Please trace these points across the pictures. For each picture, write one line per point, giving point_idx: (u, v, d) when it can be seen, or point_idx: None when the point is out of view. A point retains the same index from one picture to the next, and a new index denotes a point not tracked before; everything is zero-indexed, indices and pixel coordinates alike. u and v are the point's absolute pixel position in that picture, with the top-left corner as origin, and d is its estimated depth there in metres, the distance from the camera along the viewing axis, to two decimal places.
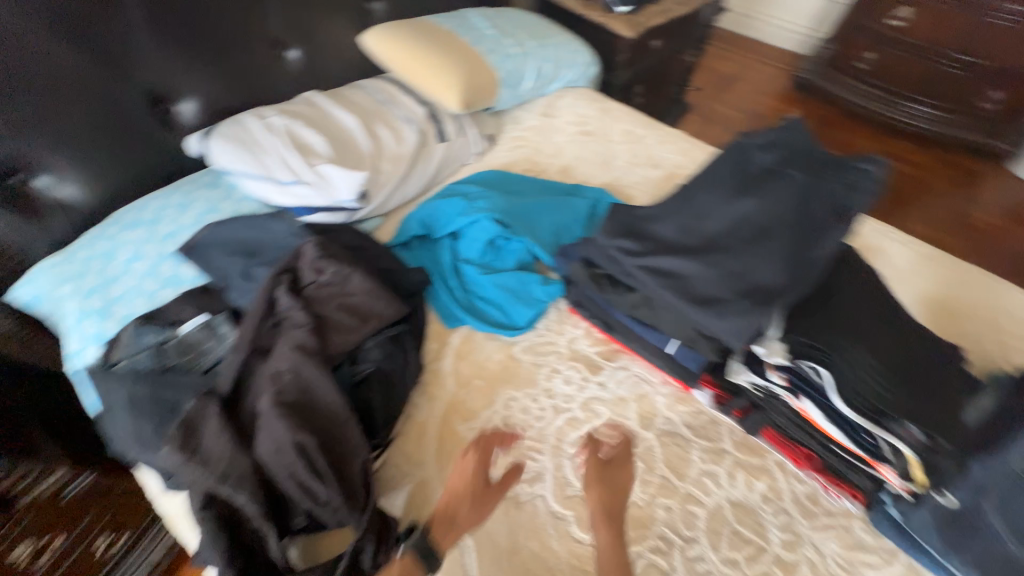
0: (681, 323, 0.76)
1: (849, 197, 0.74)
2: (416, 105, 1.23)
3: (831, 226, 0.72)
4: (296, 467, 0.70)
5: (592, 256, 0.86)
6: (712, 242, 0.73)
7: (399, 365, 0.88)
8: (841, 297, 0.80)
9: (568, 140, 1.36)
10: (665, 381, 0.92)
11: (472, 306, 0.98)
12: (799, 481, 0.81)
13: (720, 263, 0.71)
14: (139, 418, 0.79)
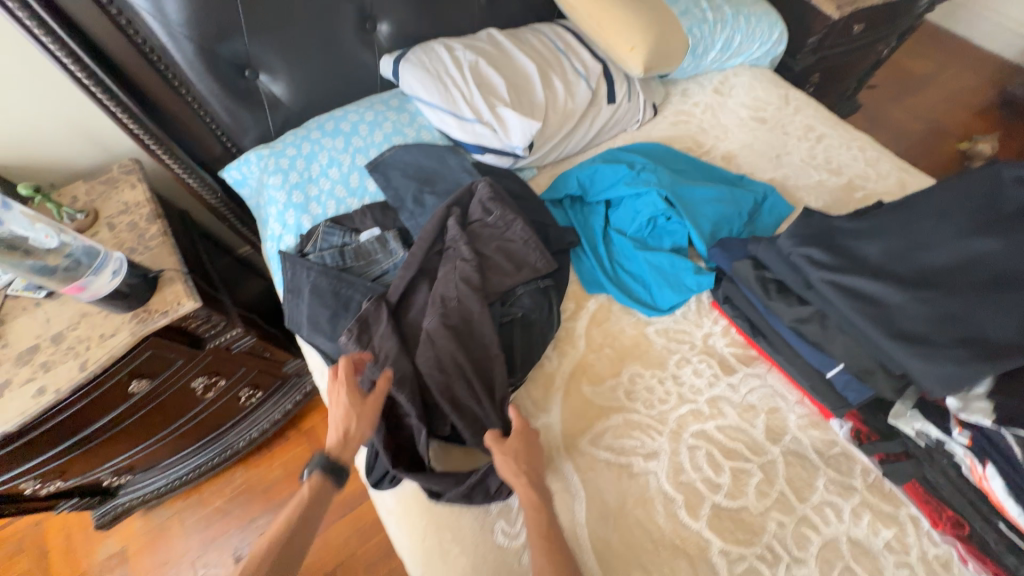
0: (858, 351, 0.71)
1: None
2: (592, 59, 1.18)
3: None
4: (455, 384, 0.79)
5: (764, 258, 0.82)
6: (930, 277, 0.67)
7: (540, 315, 0.93)
8: None
9: (739, 124, 1.26)
10: (801, 401, 0.88)
11: (615, 276, 0.99)
12: (933, 542, 0.76)
13: (934, 301, 0.65)
14: (320, 305, 0.91)
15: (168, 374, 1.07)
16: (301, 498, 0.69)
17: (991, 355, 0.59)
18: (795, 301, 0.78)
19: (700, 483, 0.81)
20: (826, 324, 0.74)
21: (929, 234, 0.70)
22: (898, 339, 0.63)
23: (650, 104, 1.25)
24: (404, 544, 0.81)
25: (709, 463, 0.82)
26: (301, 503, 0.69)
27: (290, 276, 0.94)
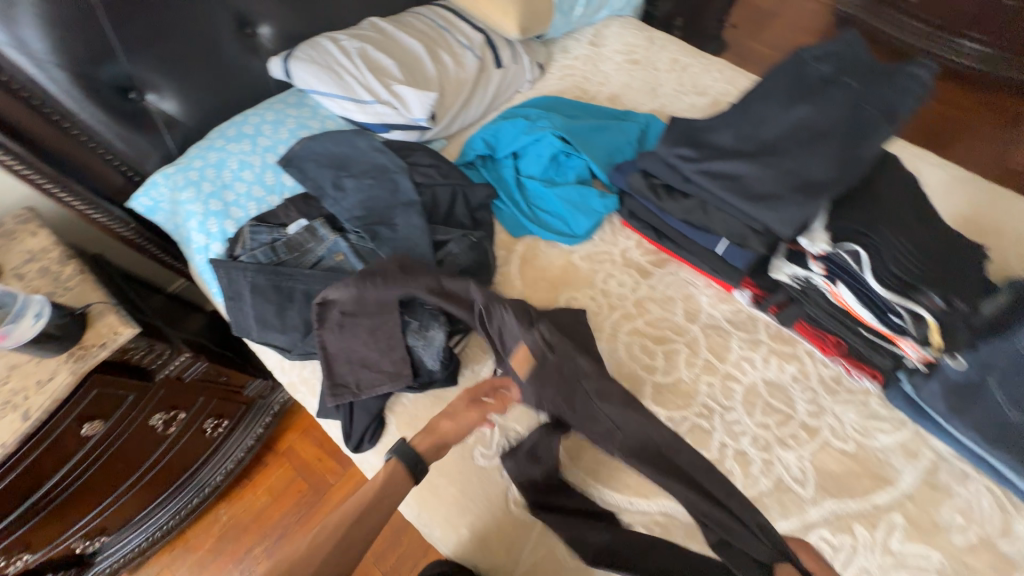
0: (734, 222, 0.85)
1: (901, 103, 0.81)
2: (473, 30, 1.27)
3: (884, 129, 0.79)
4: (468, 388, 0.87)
5: (650, 168, 0.94)
6: (771, 145, 0.81)
7: (475, 266, 1.00)
8: (890, 187, 0.83)
9: (617, 69, 1.40)
10: (709, 285, 1.03)
11: (537, 217, 1.09)
12: (825, 366, 0.93)
13: (776, 162, 0.79)
14: (263, 300, 0.95)
15: (121, 413, 1.06)
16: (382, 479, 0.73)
17: (817, 194, 0.75)
18: (681, 197, 0.91)
19: (639, 370, 0.94)
20: (707, 209, 0.88)
21: (764, 113, 0.84)
22: (756, 202, 0.78)
23: (536, 64, 1.37)
24: None
25: (644, 353, 0.96)
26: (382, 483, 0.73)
27: (225, 281, 0.96)
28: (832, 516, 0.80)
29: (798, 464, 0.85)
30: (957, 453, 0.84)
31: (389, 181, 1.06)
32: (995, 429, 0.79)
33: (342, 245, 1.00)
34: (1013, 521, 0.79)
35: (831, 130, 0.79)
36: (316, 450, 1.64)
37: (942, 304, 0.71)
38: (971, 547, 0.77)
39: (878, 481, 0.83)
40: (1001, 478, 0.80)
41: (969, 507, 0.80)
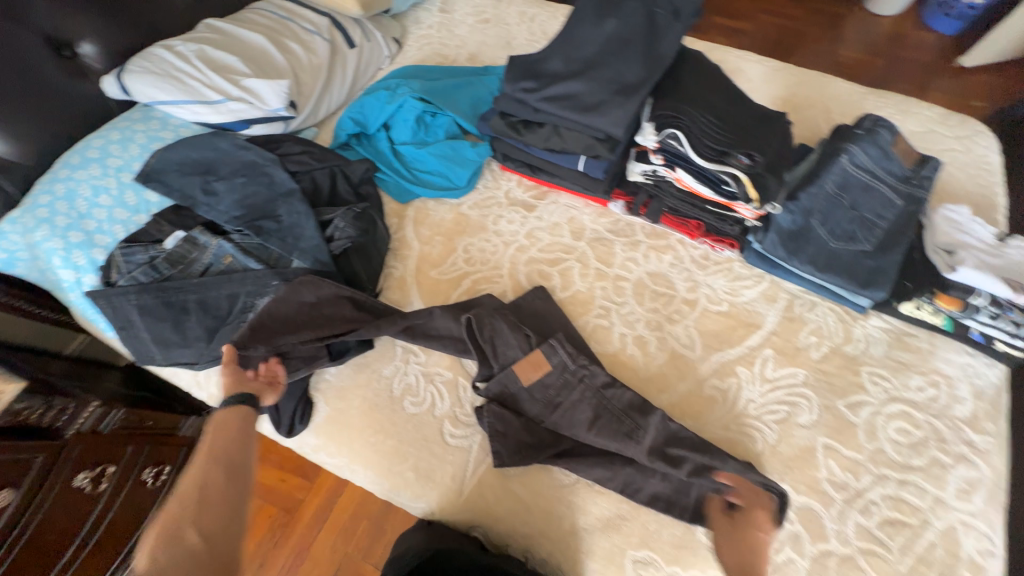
0: (583, 137, 0.94)
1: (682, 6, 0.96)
2: (317, 15, 1.28)
3: (672, 31, 0.93)
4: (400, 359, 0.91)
5: (505, 107, 1.02)
6: (592, 63, 0.92)
7: (368, 237, 1.03)
8: (695, 71, 0.95)
9: (471, 31, 1.46)
10: (588, 205, 1.13)
11: (420, 180, 1.15)
12: (694, 248, 1.07)
13: (597, 77, 0.91)
14: (156, 320, 0.93)
15: (35, 477, 0.97)
16: (217, 425, 0.76)
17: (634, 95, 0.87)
18: (537, 128, 0.99)
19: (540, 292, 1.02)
20: (559, 132, 0.97)
21: (582, 37, 0.95)
22: (591, 112, 0.89)
23: (391, 39, 1.39)
24: (341, 463, 0.91)
25: (542, 277, 1.04)
26: (222, 429, 0.75)
27: (108, 310, 0.92)
28: (719, 366, 0.94)
29: (686, 333, 0.98)
30: (804, 288, 1.01)
31: (263, 176, 1.06)
32: (823, 259, 0.96)
33: (227, 246, 0.99)
34: (852, 329, 0.96)
35: (631, 40, 0.93)
36: (276, 472, 1.45)
37: (747, 161, 0.87)
38: (825, 357, 0.94)
39: (750, 328, 0.98)
40: (837, 298, 0.98)
41: (819, 327, 0.97)
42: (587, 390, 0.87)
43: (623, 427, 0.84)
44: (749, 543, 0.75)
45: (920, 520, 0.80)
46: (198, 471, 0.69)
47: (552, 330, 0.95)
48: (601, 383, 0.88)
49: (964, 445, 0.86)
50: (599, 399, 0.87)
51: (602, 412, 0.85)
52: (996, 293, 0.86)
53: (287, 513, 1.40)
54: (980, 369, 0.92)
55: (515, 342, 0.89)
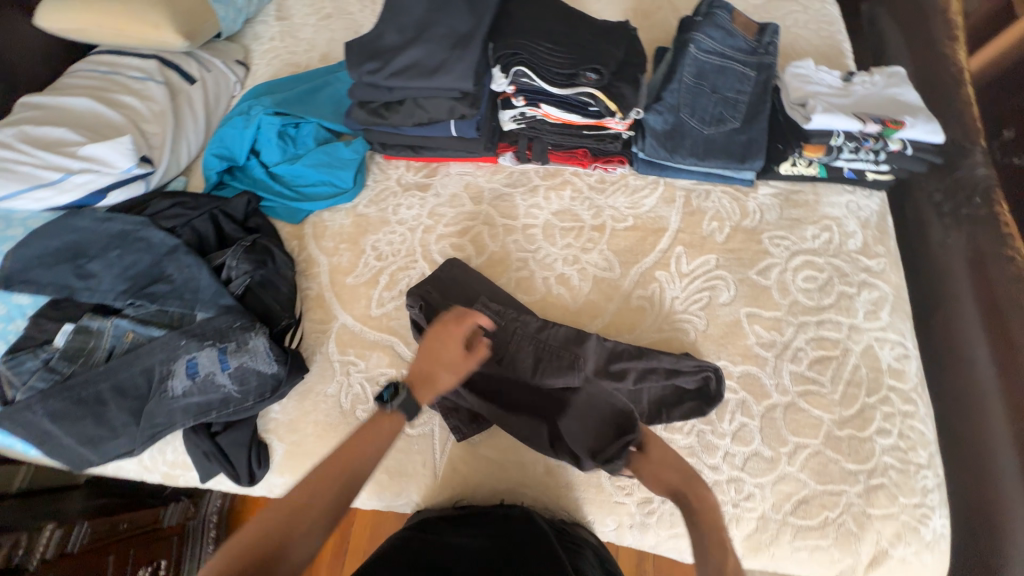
0: (442, 102, 0.94)
1: None
2: (143, 60, 1.19)
3: None
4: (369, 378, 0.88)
5: (360, 96, 0.99)
6: (423, 27, 0.94)
7: (269, 268, 1.00)
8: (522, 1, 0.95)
9: (315, 30, 1.39)
10: (479, 167, 1.13)
11: (305, 195, 1.11)
12: (590, 175, 1.09)
13: (434, 38, 0.92)
14: (74, 421, 0.87)
15: None
16: (386, 431, 0.71)
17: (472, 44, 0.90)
18: (398, 107, 0.98)
19: None
20: (419, 103, 0.96)
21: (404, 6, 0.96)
22: (441, 74, 0.90)
23: (233, 63, 1.31)
24: None
25: (455, 249, 1.04)
26: (385, 435, 0.71)
27: (18, 430, 0.86)
28: (639, 277, 0.98)
29: (602, 258, 1.01)
30: (696, 181, 1.05)
31: (139, 241, 0.99)
32: (702, 147, 1.00)
33: (123, 323, 0.93)
34: (746, 203, 1.02)
35: None
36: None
37: (595, 76, 0.87)
38: (729, 237, 0.99)
39: (658, 234, 1.02)
40: (725, 179, 1.04)
41: (718, 212, 1.02)
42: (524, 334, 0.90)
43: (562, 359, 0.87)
44: (660, 458, 0.77)
45: (841, 349, 0.88)
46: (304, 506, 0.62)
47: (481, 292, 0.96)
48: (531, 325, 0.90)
49: (862, 273, 0.94)
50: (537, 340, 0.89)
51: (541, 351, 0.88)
52: (850, 129, 0.91)
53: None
54: (861, 202, 1.00)
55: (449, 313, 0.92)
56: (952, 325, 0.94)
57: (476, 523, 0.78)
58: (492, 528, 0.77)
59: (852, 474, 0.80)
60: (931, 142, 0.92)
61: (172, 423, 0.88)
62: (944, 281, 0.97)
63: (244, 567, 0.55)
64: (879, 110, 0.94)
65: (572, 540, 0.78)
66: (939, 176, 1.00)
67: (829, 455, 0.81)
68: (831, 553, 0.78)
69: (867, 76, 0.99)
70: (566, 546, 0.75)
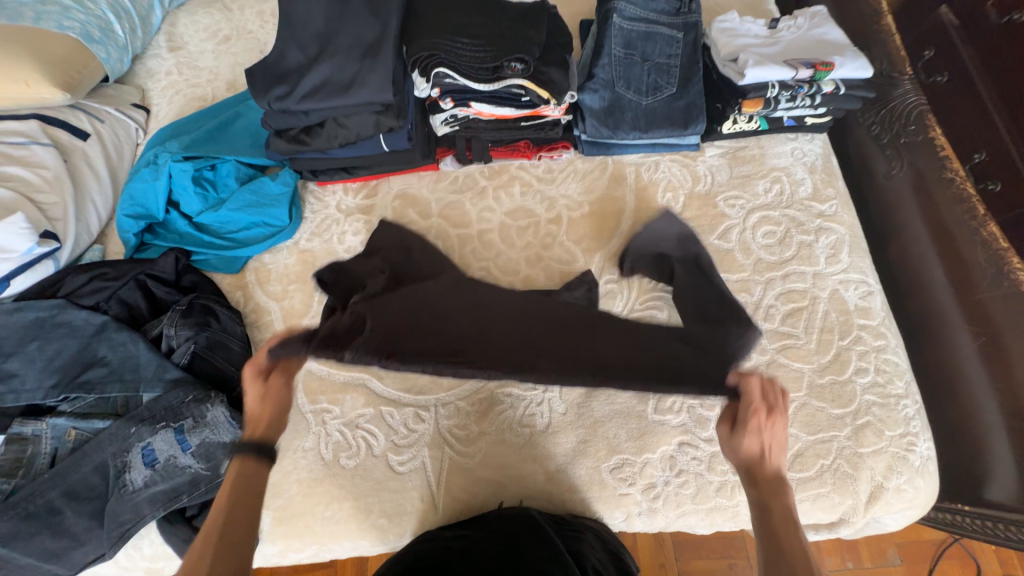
0: (365, 117, 0.87)
1: None
2: (20, 121, 1.05)
3: None
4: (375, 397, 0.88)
5: (275, 124, 0.91)
6: (328, 41, 0.87)
7: (216, 328, 0.91)
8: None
9: (215, 57, 1.27)
10: (421, 177, 1.07)
11: (239, 239, 1.02)
12: (536, 166, 1.05)
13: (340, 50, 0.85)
14: (26, 540, 0.77)
15: None
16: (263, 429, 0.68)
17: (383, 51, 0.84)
18: (319, 130, 0.90)
19: None
20: (341, 123, 0.89)
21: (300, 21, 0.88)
22: (356, 89, 0.83)
23: (129, 108, 1.18)
24: (314, 550, 0.85)
25: None
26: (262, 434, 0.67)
27: None
28: (604, 263, 0.96)
29: (564, 250, 0.98)
30: (643, 154, 1.03)
31: (59, 326, 0.89)
32: (643, 119, 0.98)
33: (60, 421, 0.84)
34: (696, 168, 1.00)
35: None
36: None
37: (521, 66, 0.82)
38: (685, 206, 0.98)
39: (615, 215, 0.99)
40: (671, 147, 1.02)
41: (670, 182, 1.00)
42: (482, 341, 0.74)
43: (548, 334, 0.76)
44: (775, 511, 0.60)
45: (810, 298, 0.89)
46: (231, 518, 0.60)
47: (395, 306, 0.77)
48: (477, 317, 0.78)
49: (818, 219, 0.94)
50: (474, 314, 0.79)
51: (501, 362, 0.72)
52: (784, 78, 0.89)
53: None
54: (805, 147, 1.00)
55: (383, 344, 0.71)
56: (906, 253, 0.96)
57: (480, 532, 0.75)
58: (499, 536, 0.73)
59: (839, 419, 0.82)
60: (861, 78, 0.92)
61: (139, 517, 0.80)
62: (894, 210, 0.99)
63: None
64: (808, 53, 0.94)
65: (577, 533, 0.76)
66: (875, 109, 1.03)
67: (815, 405, 0.82)
68: (833, 498, 0.79)
69: (792, 21, 0.98)
70: (562, 535, 0.75)
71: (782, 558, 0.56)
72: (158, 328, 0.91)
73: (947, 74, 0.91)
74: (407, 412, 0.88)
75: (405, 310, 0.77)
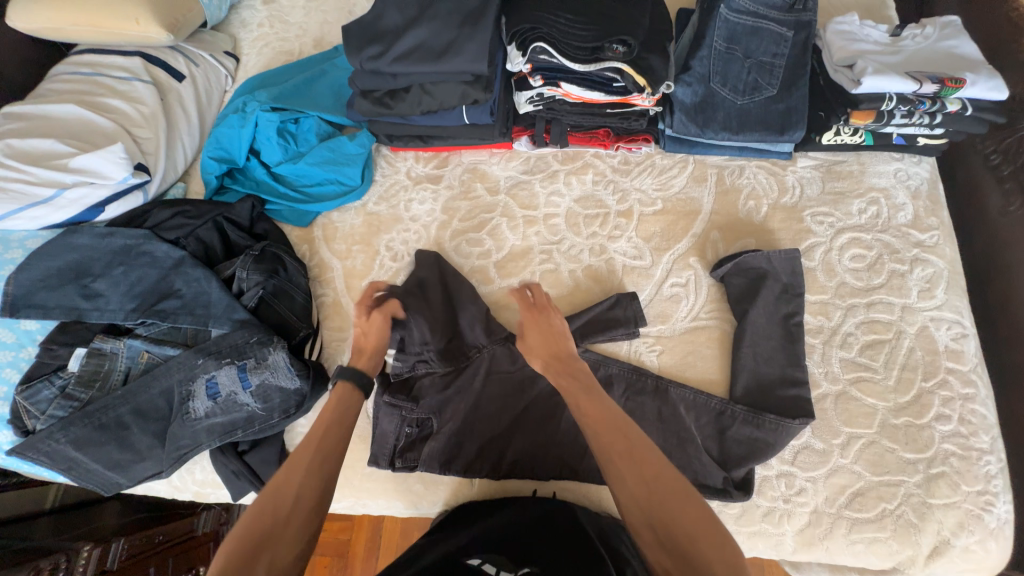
0: (452, 86, 0.87)
1: None
2: (127, 58, 1.10)
3: None
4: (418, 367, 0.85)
5: (362, 85, 0.92)
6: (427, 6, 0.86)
7: (282, 277, 0.94)
8: None
9: (306, 13, 1.29)
10: (493, 154, 1.06)
11: (312, 195, 1.05)
12: (612, 156, 1.02)
13: (438, 16, 0.85)
14: (97, 448, 0.84)
15: None
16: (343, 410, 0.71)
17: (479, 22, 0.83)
18: (404, 95, 0.90)
19: (478, 261, 0.97)
20: (428, 90, 0.88)
21: None
22: (450, 57, 0.82)
23: (222, 55, 1.22)
24: (350, 503, 0.88)
25: (474, 245, 0.99)
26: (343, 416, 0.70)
27: (43, 459, 0.82)
28: (673, 264, 0.92)
29: (631, 246, 0.95)
30: (728, 156, 0.98)
31: (142, 256, 0.94)
32: (736, 120, 0.92)
33: (136, 344, 0.89)
34: (784, 178, 0.95)
35: None
36: None
37: (622, 49, 0.78)
38: (767, 216, 0.93)
39: (690, 217, 0.95)
40: (760, 153, 0.96)
41: (754, 190, 0.95)
42: (533, 461, 0.82)
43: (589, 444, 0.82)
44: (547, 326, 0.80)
45: (894, 332, 0.82)
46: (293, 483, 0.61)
47: (462, 409, 0.84)
48: (537, 425, 0.84)
49: (914, 249, 0.87)
50: (517, 384, 0.86)
51: (565, 473, 0.82)
52: (904, 91, 0.82)
53: (342, 557, 1.26)
54: (910, 169, 0.92)
55: (473, 464, 0.83)
56: (1009, 299, 0.88)
57: (517, 517, 0.75)
58: (534, 523, 0.74)
59: (910, 463, 0.76)
60: (992, 100, 0.83)
61: (198, 444, 0.84)
62: (1003, 250, 0.90)
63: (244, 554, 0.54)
64: (933, 67, 0.85)
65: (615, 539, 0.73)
66: (1000, 136, 0.93)
67: (885, 445, 0.77)
68: (890, 545, 0.74)
69: (918, 29, 0.89)
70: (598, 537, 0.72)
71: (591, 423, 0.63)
72: (230, 270, 0.95)
73: None
74: None
75: (473, 415, 0.84)
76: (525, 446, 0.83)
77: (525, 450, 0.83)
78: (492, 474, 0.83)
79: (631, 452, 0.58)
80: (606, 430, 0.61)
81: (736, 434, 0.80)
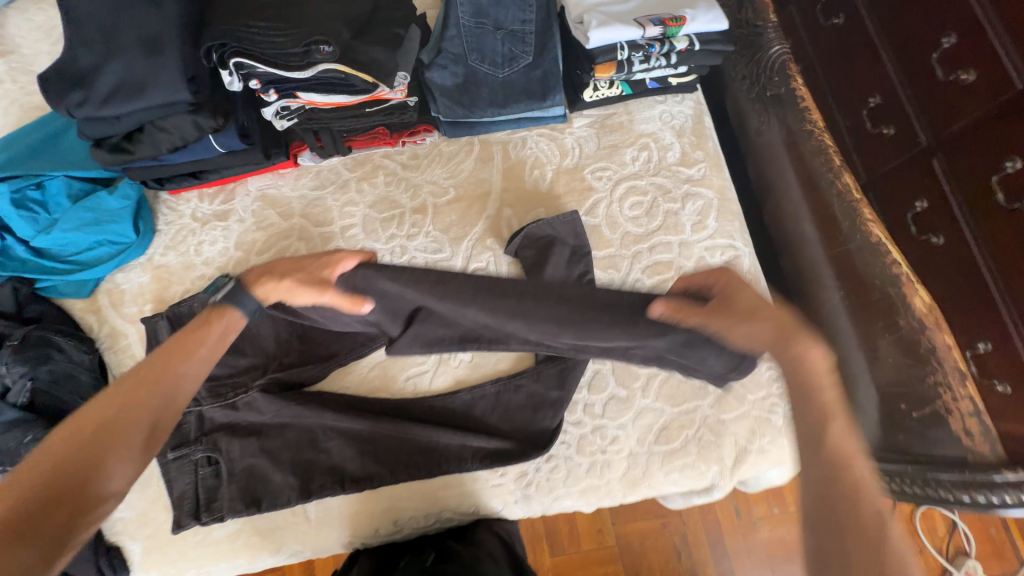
0: (181, 120, 0.79)
1: None
2: None
3: None
4: None
5: (90, 132, 0.82)
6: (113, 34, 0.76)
7: (60, 360, 0.85)
8: None
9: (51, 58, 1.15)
10: (281, 175, 1.00)
11: (82, 262, 0.94)
12: (401, 153, 0.99)
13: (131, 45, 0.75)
14: None
15: None
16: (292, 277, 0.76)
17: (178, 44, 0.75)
18: (142, 135, 0.83)
19: None
20: (162, 127, 0.81)
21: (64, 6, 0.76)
22: (157, 89, 0.74)
23: None
24: None
25: None
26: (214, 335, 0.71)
27: None
28: (473, 250, 0.92)
29: (431, 240, 0.93)
30: (510, 130, 0.97)
31: None
32: (501, 93, 0.92)
33: None
34: (564, 141, 0.96)
35: None
36: None
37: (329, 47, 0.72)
38: (553, 181, 0.94)
39: (483, 198, 0.95)
40: (536, 121, 0.96)
41: (538, 158, 0.95)
42: (341, 480, 0.81)
43: (396, 459, 0.82)
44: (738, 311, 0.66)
45: (675, 269, 0.87)
46: (157, 382, 0.65)
47: (261, 445, 0.84)
48: (337, 445, 0.83)
49: (685, 185, 0.91)
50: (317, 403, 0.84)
51: (380, 481, 0.81)
52: (632, 38, 0.84)
53: None
54: (674, 109, 0.96)
55: (281, 493, 0.81)
56: (780, 211, 0.95)
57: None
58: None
59: (702, 388, 0.81)
60: (716, 31, 0.87)
61: None
62: (767, 165, 0.97)
63: (62, 475, 0.56)
64: (661, 7, 0.87)
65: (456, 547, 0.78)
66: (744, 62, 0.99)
67: (679, 377, 0.82)
68: (698, 468, 0.80)
69: None
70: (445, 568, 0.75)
71: (835, 467, 0.57)
72: None
73: (843, 15, 0.84)
74: (249, 443, 0.84)
75: (272, 447, 0.84)
76: (321, 461, 0.82)
77: (328, 470, 0.82)
78: (304, 498, 0.81)
79: (859, 515, 0.54)
80: (839, 485, 0.56)
81: (517, 401, 0.83)
